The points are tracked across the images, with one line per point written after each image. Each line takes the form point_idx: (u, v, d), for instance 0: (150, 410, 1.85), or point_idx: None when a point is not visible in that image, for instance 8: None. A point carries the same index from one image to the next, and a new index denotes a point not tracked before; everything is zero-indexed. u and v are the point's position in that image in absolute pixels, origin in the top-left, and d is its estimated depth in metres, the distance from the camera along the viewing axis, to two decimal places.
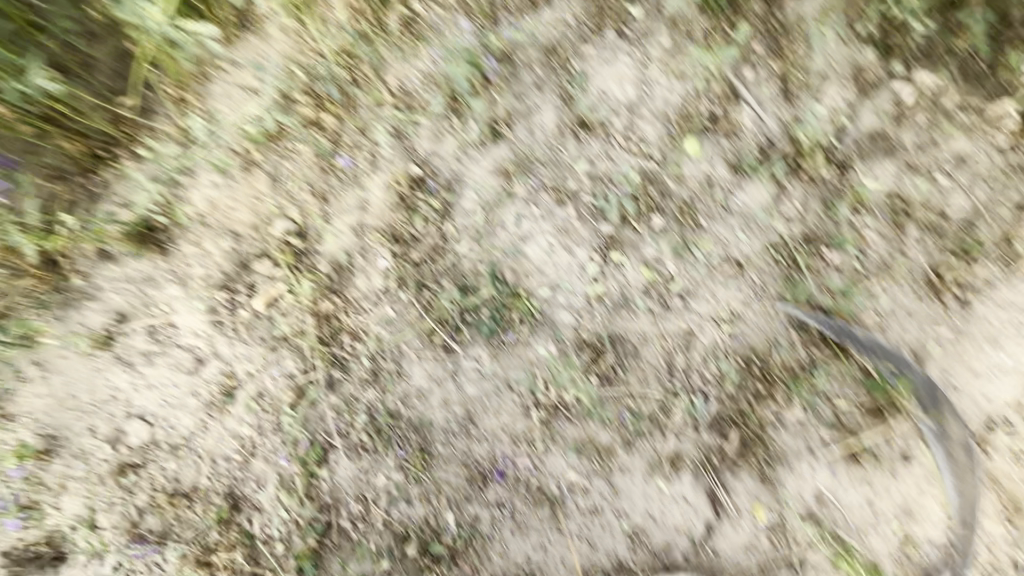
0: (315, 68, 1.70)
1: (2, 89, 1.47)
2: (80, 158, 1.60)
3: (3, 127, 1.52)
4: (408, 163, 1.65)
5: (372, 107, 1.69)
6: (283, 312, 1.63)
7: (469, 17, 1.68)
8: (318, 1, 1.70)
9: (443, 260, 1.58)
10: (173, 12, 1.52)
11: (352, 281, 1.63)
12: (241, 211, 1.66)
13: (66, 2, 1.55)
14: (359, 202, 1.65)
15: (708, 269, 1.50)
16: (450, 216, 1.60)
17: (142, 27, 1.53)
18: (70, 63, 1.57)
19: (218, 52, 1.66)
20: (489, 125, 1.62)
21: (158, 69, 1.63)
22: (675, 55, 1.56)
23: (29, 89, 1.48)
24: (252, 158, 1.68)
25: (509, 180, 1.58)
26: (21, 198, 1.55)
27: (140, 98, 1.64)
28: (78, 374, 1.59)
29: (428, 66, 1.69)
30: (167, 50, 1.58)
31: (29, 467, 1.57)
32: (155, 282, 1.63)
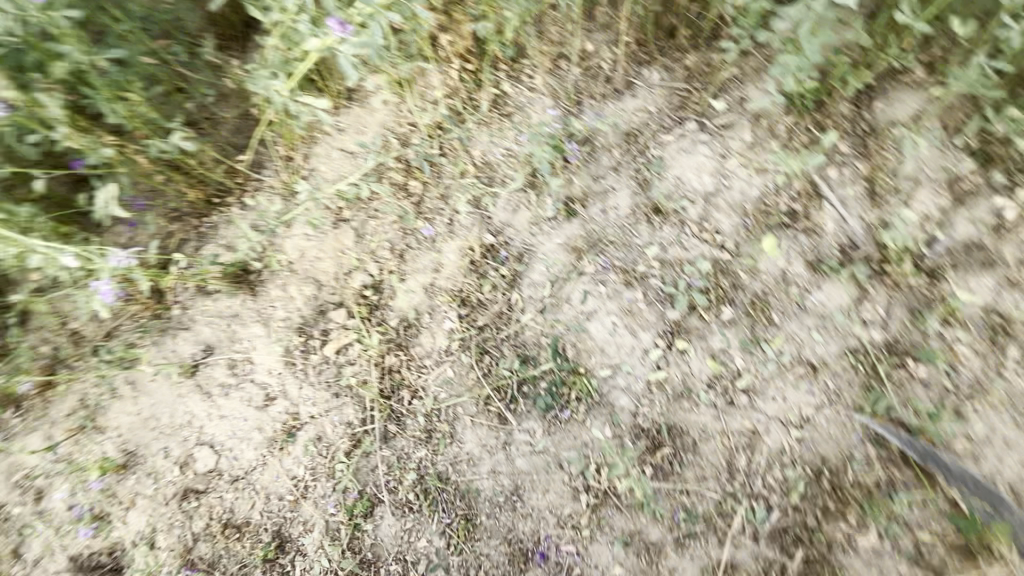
0: (408, 137, 1.84)
1: (146, 145, 1.61)
2: (197, 203, 1.79)
3: (140, 176, 1.67)
4: (484, 231, 1.73)
5: (455, 177, 1.80)
6: (351, 360, 1.71)
7: (556, 102, 1.80)
8: (418, 78, 1.81)
9: (507, 328, 1.61)
10: (295, 87, 1.60)
11: (417, 338, 1.69)
12: (327, 262, 1.79)
13: (208, 70, 1.76)
14: (433, 263, 1.74)
15: (778, 368, 1.45)
16: (518, 286, 1.65)
17: (269, 98, 1.66)
18: (201, 121, 1.77)
19: (326, 120, 1.83)
20: (564, 202, 1.68)
21: (273, 132, 1.82)
22: (756, 150, 1.58)
23: (167, 146, 1.63)
24: (342, 214, 1.82)
25: (579, 257, 1.61)
26: (144, 234, 1.74)
27: (255, 153, 1.84)
28: (164, 397, 1.72)
29: (512, 142, 1.79)
30: (285, 120, 1.77)
31: (109, 479, 1.68)
32: (241, 320, 1.76)
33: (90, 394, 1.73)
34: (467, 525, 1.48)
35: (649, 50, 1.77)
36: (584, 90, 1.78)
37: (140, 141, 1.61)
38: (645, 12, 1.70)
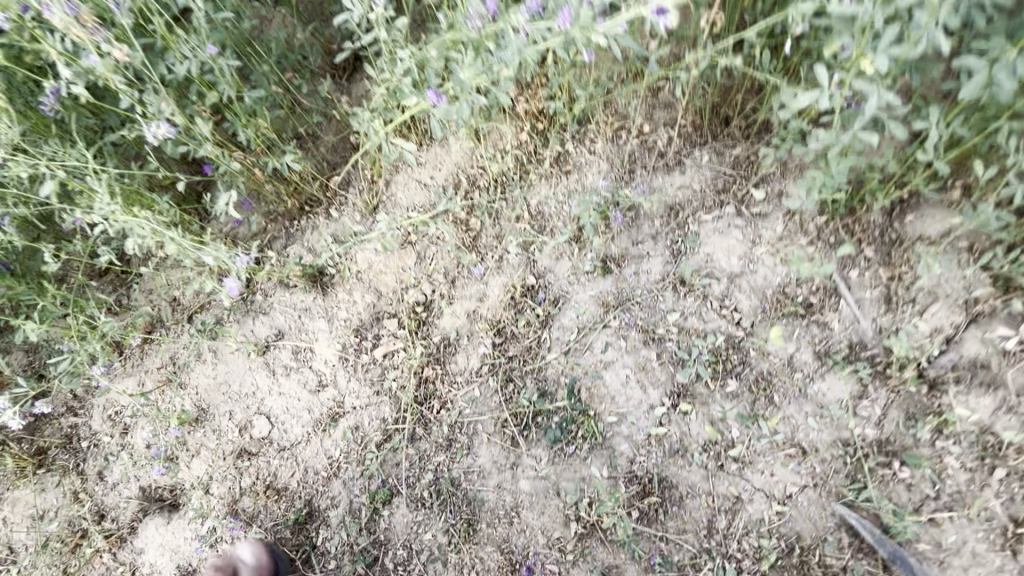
0: (476, 179, 2.10)
1: (264, 162, 1.92)
2: (292, 208, 2.12)
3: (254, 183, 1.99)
4: (527, 272, 1.95)
5: (511, 220, 2.03)
6: (394, 365, 1.96)
7: (610, 168, 2.00)
8: (492, 133, 2.07)
9: (533, 362, 1.82)
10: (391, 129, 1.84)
11: (453, 356, 1.92)
12: (388, 276, 2.06)
13: (320, 98, 2.07)
14: (479, 293, 1.97)
15: (770, 444, 1.58)
16: (548, 326, 1.85)
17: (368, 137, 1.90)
18: (307, 140, 2.09)
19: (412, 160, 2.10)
20: (602, 260, 1.88)
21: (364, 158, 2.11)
22: (785, 242, 1.72)
23: (281, 164, 1.93)
24: (408, 237, 2.08)
25: (607, 311, 1.80)
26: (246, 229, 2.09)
27: (345, 173, 2.15)
28: (237, 368, 2.02)
29: (565, 197, 2.01)
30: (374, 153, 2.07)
31: (184, 429, 1.99)
32: (310, 314, 2.06)
33: (179, 354, 2.06)
34: (468, 528, 1.68)
35: (702, 134, 1.93)
36: (637, 160, 1.98)
37: (261, 159, 1.91)
38: (704, 101, 1.85)
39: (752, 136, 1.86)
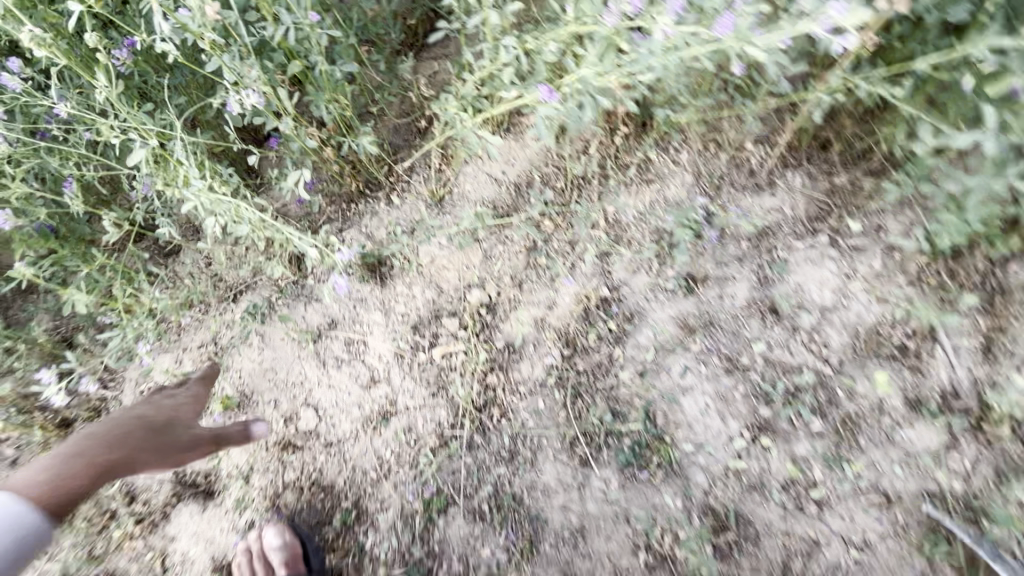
0: (551, 179, 2.00)
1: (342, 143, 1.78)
2: (352, 190, 2.01)
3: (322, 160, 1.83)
4: (602, 283, 1.86)
5: (586, 225, 1.93)
6: (453, 367, 1.88)
7: (695, 182, 1.92)
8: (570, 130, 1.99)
9: (605, 379, 1.74)
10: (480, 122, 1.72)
11: (517, 364, 1.84)
12: (451, 272, 1.96)
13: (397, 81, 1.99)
14: (548, 300, 1.88)
15: (853, 490, 1.53)
16: (622, 342, 1.77)
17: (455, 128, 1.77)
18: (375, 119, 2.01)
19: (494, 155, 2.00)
20: (684, 279, 1.80)
21: (427, 139, 2.02)
22: (882, 279, 1.65)
23: (357, 147, 1.76)
24: (476, 234, 1.98)
25: (688, 333, 1.72)
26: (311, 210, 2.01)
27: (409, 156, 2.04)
28: (285, 355, 1.92)
29: (645, 207, 1.92)
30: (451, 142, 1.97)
31: (228, 416, 1.88)
32: (365, 304, 1.95)
33: (224, 335, 1.95)
34: (530, 546, 1.61)
35: (798, 156, 1.85)
36: (725, 177, 1.90)
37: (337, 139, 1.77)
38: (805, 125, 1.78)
39: (854, 165, 1.78)
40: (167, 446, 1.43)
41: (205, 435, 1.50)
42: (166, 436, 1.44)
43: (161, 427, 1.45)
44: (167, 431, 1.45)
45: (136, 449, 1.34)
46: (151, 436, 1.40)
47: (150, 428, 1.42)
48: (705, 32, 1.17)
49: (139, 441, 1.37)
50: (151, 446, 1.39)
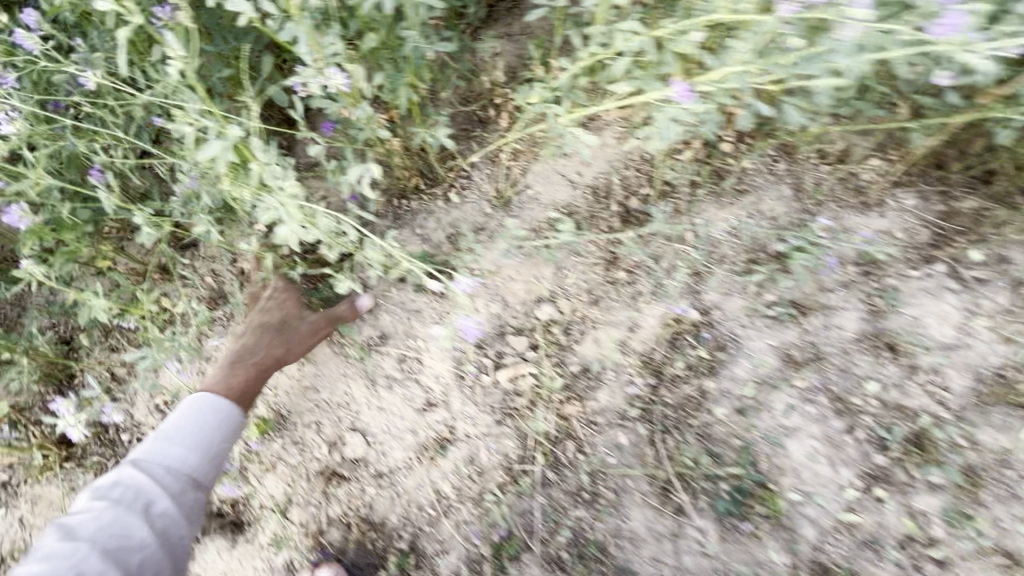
0: (632, 184, 1.79)
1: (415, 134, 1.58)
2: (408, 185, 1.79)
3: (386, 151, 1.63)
4: (691, 304, 1.68)
5: (670, 239, 1.74)
6: (520, 392, 1.68)
7: (793, 197, 1.74)
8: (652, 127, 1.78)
9: (696, 415, 1.57)
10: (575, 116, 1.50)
11: (594, 393, 1.65)
12: (519, 284, 1.75)
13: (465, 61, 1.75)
14: (630, 321, 1.69)
15: (978, 551, 1.37)
16: (715, 374, 1.60)
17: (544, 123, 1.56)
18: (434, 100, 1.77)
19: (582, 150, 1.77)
20: (786, 305, 1.62)
21: (492, 129, 1.81)
22: (1009, 317, 1.50)
23: (433, 140, 1.57)
24: (548, 242, 1.77)
25: (792, 368, 1.55)
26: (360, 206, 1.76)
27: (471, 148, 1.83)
28: (330, 371, 1.69)
29: (738, 222, 1.74)
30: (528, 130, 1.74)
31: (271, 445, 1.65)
32: (422, 317, 1.73)
33: None
34: None
35: (910, 173, 1.69)
36: (828, 192, 1.72)
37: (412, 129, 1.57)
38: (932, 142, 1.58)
39: (973, 188, 1.63)
40: (295, 332, 1.52)
41: (320, 319, 1.56)
42: (281, 328, 1.51)
43: (281, 314, 1.52)
44: (284, 317, 1.52)
45: (275, 349, 1.48)
46: (277, 335, 1.49)
47: (268, 320, 1.51)
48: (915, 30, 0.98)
49: (271, 342, 1.48)
50: (281, 343, 1.49)
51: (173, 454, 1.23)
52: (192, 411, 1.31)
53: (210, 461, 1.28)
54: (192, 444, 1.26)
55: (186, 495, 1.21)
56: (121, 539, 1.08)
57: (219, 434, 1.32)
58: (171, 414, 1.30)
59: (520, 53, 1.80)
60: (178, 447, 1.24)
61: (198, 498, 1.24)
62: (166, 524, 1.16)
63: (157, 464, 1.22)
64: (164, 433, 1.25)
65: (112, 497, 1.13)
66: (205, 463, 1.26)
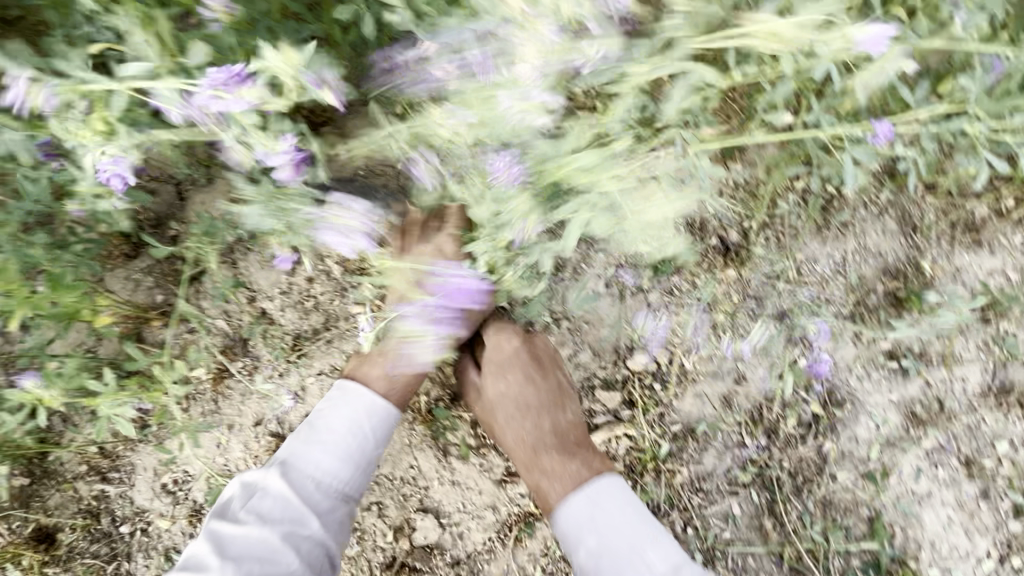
0: (729, 212, 1.55)
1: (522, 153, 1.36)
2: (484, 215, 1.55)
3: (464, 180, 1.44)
4: (801, 353, 1.50)
5: (769, 278, 1.53)
6: (615, 457, 1.48)
7: (901, 230, 1.54)
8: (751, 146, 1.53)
9: (817, 480, 1.45)
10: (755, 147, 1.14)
11: (702, 457, 1.47)
12: (608, 329, 1.52)
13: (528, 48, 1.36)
14: (735, 372, 1.50)
15: None
16: (835, 433, 1.46)
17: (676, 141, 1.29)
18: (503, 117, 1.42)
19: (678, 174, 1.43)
20: (903, 355, 1.47)
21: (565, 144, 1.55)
22: None
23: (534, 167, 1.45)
24: (640, 282, 1.54)
25: (920, 429, 1.44)
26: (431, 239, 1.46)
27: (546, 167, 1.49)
28: (390, 443, 1.44)
29: (843, 256, 1.54)
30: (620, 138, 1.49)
31: None
32: None
33: None
34: None
35: None
36: (939, 226, 1.52)
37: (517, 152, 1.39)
38: None
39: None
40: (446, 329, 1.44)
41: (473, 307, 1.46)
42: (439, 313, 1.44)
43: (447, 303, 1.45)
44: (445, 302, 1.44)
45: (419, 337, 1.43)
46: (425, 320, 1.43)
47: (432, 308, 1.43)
48: None
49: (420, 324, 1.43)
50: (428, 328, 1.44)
51: (316, 461, 1.29)
52: (349, 414, 1.34)
53: (361, 473, 1.33)
54: (351, 460, 1.31)
55: (334, 509, 1.29)
56: (266, 561, 1.19)
57: (370, 444, 1.34)
58: (328, 411, 1.35)
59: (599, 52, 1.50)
60: (332, 461, 1.30)
61: (348, 509, 1.32)
62: (314, 544, 1.24)
63: (299, 469, 1.29)
64: (307, 437, 1.31)
65: (263, 509, 1.24)
66: (355, 478, 1.32)
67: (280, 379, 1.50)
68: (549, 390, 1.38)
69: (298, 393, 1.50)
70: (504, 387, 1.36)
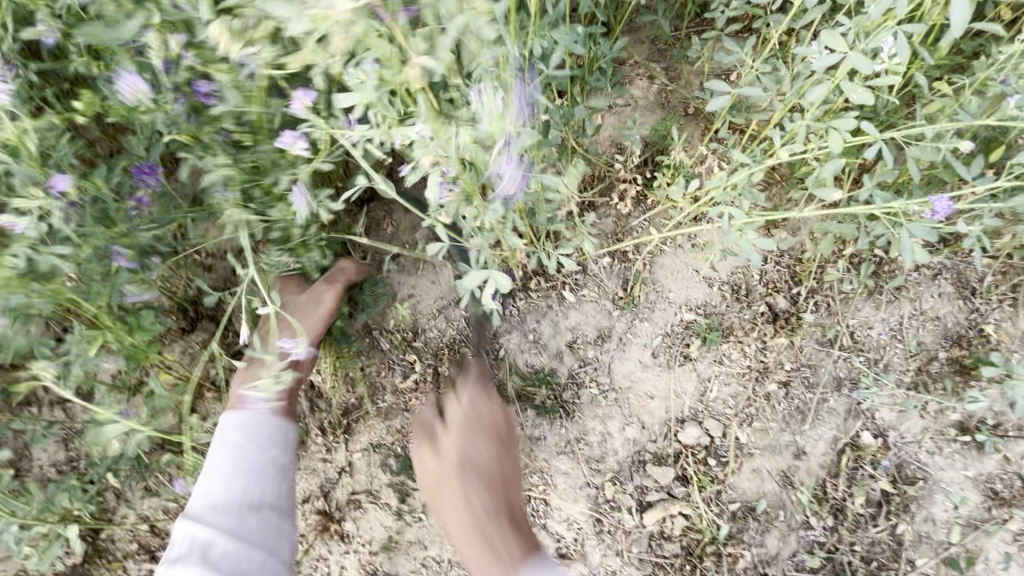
0: (776, 277, 1.53)
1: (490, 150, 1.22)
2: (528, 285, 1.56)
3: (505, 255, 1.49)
4: (862, 426, 1.43)
5: (822, 345, 1.49)
6: (670, 537, 1.42)
7: (958, 294, 1.47)
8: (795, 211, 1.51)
9: (893, 566, 1.35)
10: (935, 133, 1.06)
11: (764, 538, 1.40)
12: (656, 401, 1.49)
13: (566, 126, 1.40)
14: (793, 446, 1.44)
15: None
16: (908, 514, 1.37)
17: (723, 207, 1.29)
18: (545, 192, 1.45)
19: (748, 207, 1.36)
20: (976, 426, 1.39)
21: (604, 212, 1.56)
22: None
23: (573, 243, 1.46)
24: (688, 351, 1.51)
25: (1003, 509, 1.34)
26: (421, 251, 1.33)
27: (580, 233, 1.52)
28: (438, 524, 1.45)
29: (901, 320, 1.48)
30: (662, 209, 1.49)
31: None
32: (544, 445, 1.47)
33: (360, 494, 1.47)
34: None
35: None
36: (999, 289, 1.45)
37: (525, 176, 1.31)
38: None
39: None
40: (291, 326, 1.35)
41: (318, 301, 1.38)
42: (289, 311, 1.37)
43: (277, 307, 1.39)
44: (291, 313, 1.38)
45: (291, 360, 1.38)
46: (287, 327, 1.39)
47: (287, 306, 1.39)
48: None
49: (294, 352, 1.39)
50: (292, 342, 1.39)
51: (218, 487, 1.17)
52: (222, 440, 1.22)
53: (265, 478, 1.22)
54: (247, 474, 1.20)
55: (246, 522, 1.15)
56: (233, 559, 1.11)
57: (255, 451, 1.23)
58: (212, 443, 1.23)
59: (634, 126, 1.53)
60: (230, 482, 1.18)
61: (265, 517, 1.19)
62: (276, 514, 1.21)
63: (206, 508, 1.15)
64: (230, 444, 1.22)
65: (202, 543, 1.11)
66: (252, 481, 1.19)
67: (329, 455, 1.50)
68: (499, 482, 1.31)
69: (346, 468, 1.48)
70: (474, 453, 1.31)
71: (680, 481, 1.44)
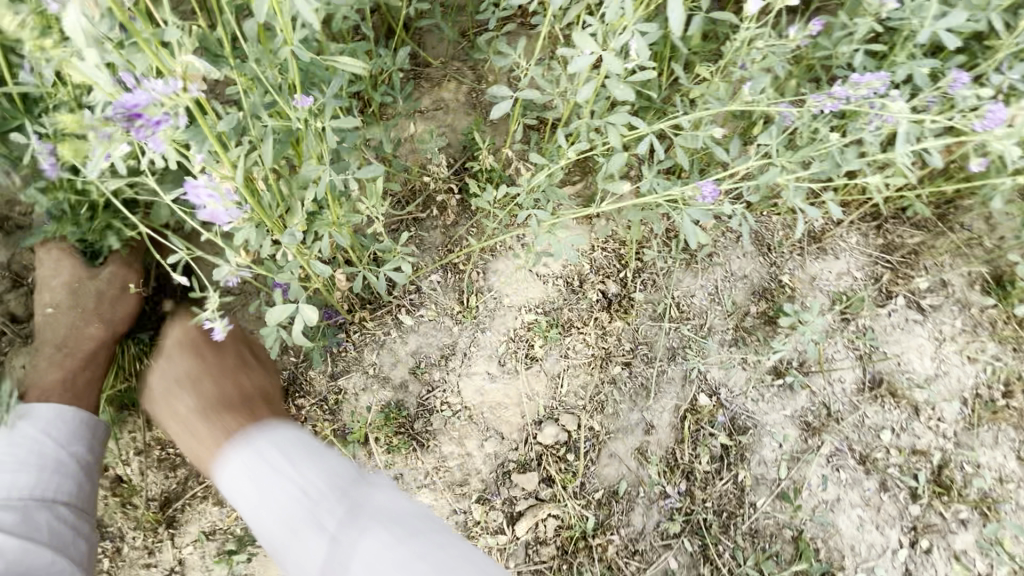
0: (603, 264, 1.57)
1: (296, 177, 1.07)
2: (362, 319, 1.45)
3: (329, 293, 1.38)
4: (698, 389, 1.53)
5: (654, 320, 1.56)
6: (545, 541, 1.42)
7: (757, 251, 1.61)
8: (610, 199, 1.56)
9: (740, 513, 1.47)
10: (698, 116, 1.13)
11: (628, 516, 1.45)
12: (511, 409, 1.47)
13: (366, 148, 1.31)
14: (643, 423, 1.50)
15: (1010, 572, 1.44)
16: (745, 461, 1.50)
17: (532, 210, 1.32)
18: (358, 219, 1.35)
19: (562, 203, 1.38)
20: (786, 367, 1.55)
21: (428, 226, 1.50)
22: (980, 331, 1.55)
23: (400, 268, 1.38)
24: (533, 351, 1.51)
25: (816, 436, 1.51)
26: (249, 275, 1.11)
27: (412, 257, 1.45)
28: None
29: (716, 284, 1.59)
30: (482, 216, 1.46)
31: None
32: (403, 482, 1.41)
33: None
34: None
35: (866, 216, 1.60)
36: (787, 242, 1.60)
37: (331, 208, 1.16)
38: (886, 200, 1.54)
39: (903, 218, 1.60)
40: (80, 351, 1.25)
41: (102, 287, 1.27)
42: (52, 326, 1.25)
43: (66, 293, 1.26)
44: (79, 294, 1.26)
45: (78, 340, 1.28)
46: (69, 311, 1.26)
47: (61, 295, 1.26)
48: (929, 83, 1.04)
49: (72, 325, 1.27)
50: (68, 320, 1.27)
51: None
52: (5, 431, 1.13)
53: (53, 472, 1.13)
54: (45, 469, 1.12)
55: (33, 516, 1.07)
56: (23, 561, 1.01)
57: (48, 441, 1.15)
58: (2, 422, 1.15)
59: (442, 134, 1.49)
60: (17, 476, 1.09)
61: (58, 513, 1.10)
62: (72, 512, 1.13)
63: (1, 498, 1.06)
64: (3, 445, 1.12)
65: None
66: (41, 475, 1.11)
67: (153, 557, 1.34)
68: (220, 360, 1.25)
69: (176, 568, 1.33)
70: (163, 366, 1.24)
71: (545, 483, 1.44)
